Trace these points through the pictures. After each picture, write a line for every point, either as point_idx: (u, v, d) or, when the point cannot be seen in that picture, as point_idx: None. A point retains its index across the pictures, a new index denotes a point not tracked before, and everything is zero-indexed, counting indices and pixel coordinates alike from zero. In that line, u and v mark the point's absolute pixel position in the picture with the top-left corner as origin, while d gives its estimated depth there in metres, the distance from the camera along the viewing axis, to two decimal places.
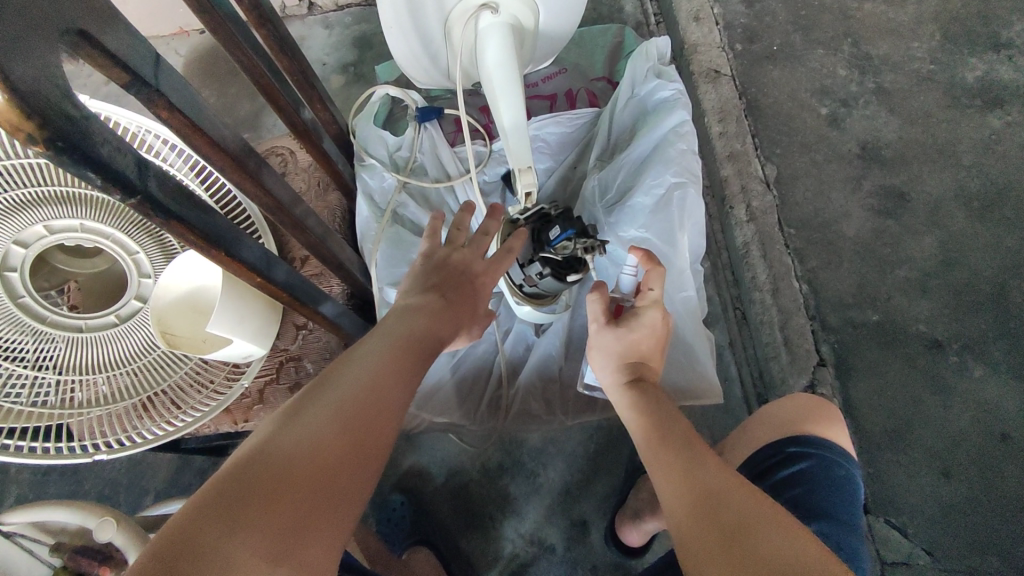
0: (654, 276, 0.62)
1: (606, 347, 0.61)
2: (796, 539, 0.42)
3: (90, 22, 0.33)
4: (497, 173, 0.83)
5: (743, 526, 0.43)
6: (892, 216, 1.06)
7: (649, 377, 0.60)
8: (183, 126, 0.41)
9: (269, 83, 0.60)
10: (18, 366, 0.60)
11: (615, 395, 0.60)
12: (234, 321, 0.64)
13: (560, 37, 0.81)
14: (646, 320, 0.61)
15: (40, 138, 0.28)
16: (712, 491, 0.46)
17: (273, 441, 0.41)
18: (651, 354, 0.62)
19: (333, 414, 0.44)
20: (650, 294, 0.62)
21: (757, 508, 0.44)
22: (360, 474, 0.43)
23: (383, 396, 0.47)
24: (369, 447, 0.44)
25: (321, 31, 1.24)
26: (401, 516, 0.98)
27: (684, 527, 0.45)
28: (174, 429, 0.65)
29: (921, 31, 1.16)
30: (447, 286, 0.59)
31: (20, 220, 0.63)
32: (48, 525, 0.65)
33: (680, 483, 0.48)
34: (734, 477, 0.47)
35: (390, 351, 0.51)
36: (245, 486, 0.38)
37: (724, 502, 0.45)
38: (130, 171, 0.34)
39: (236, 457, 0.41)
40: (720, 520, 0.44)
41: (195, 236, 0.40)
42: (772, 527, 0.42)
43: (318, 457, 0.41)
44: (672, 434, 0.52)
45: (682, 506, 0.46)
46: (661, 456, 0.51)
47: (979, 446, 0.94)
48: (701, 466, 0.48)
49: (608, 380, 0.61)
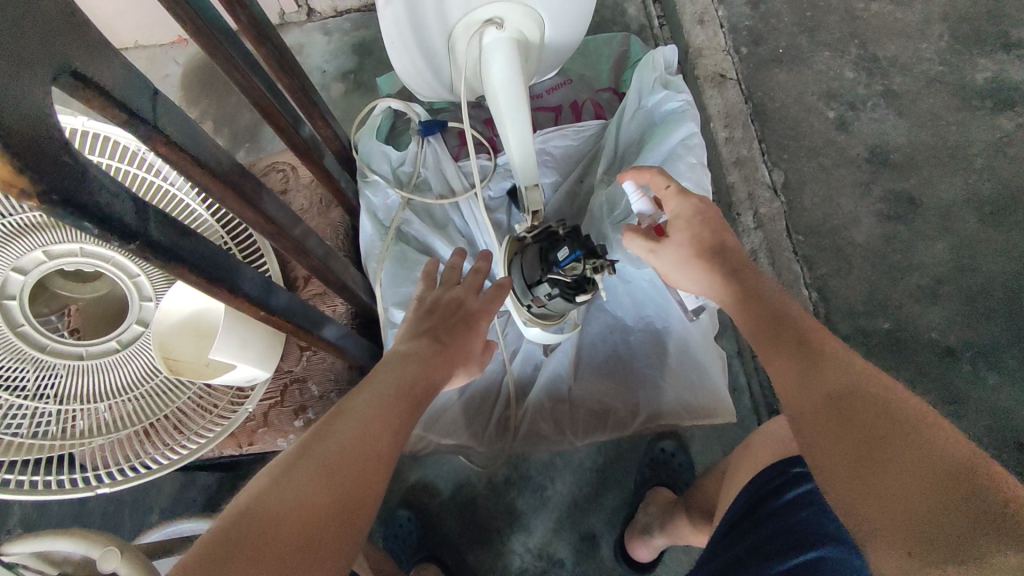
0: (657, 176, 0.63)
1: (674, 260, 0.61)
2: (939, 439, 0.38)
3: (83, 58, 0.32)
4: (502, 188, 0.81)
5: (875, 437, 0.39)
6: (902, 221, 1.04)
7: (742, 262, 0.57)
8: (181, 160, 0.39)
9: (269, 103, 0.59)
10: (17, 397, 0.59)
11: (714, 293, 0.57)
12: (237, 347, 0.63)
13: (565, 48, 0.78)
14: (682, 214, 0.60)
15: (34, 192, 0.27)
16: (836, 396, 0.42)
17: (259, 501, 0.40)
18: (723, 236, 0.59)
19: (318, 470, 0.43)
20: (669, 191, 0.62)
21: (893, 411, 0.40)
22: (343, 532, 0.41)
23: (369, 449, 0.46)
24: (352, 503, 0.43)
25: (321, 38, 1.23)
26: (407, 531, 0.97)
27: (810, 432, 0.43)
28: (176, 459, 0.64)
29: (929, 31, 1.14)
30: (438, 330, 0.60)
31: (21, 245, 0.62)
32: (52, 555, 0.64)
33: (800, 390, 0.45)
34: (875, 379, 0.43)
35: (380, 401, 0.50)
36: (227, 549, 0.37)
37: (854, 402, 0.41)
38: (128, 216, 0.33)
39: (230, 511, 0.40)
40: (847, 422, 0.41)
41: (196, 276, 0.39)
42: (914, 432, 0.38)
43: (305, 513, 0.40)
44: (784, 335, 0.49)
45: (804, 412, 0.44)
46: (777, 356, 0.48)
47: (996, 455, 0.92)
48: (822, 368, 0.45)
49: (700, 285, 0.59)
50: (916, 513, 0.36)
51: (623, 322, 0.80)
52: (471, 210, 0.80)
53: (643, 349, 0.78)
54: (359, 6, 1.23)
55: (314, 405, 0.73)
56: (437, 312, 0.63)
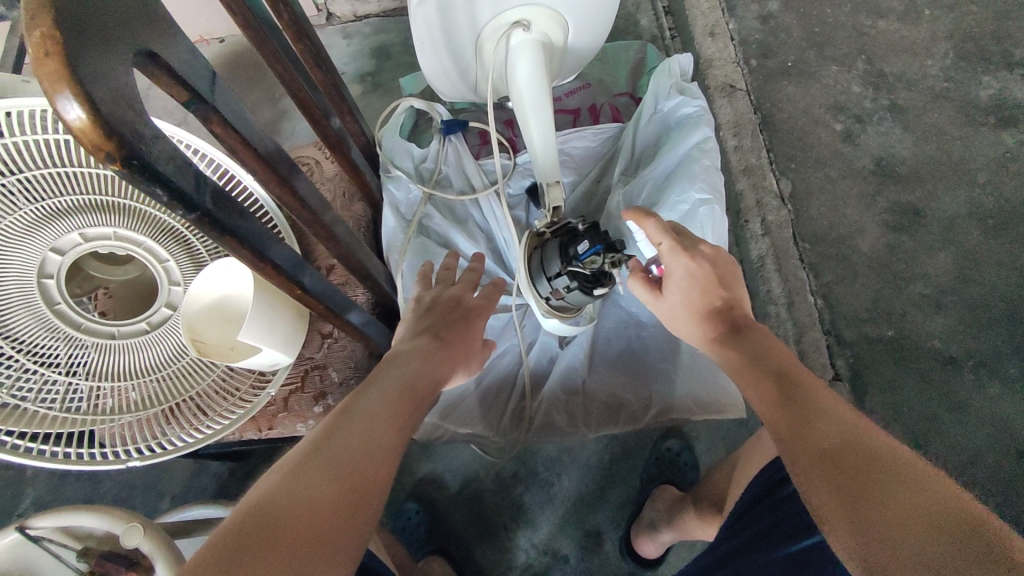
0: (653, 227, 0.61)
1: (670, 313, 0.63)
2: (938, 490, 0.38)
3: (156, 39, 0.34)
4: (521, 186, 0.83)
5: (871, 483, 0.39)
6: (907, 232, 1.06)
7: (740, 317, 0.59)
8: (235, 142, 0.42)
9: (306, 96, 0.61)
10: (52, 371, 0.61)
11: (708, 350, 0.59)
12: (264, 330, 0.65)
13: (588, 51, 0.81)
14: (677, 273, 0.60)
15: (119, 156, 0.29)
16: (829, 446, 0.42)
17: (271, 493, 0.42)
18: (727, 292, 0.60)
19: (328, 463, 0.45)
20: (662, 249, 0.60)
21: (891, 462, 0.40)
22: (356, 517, 0.43)
23: (376, 442, 0.48)
24: (363, 492, 0.45)
25: (341, 41, 1.26)
26: (416, 523, 0.98)
27: (805, 480, 0.42)
28: (202, 437, 0.66)
29: (935, 48, 1.17)
30: (439, 329, 0.63)
31: (56, 229, 0.63)
32: (76, 531, 0.66)
33: (784, 425, 0.46)
34: (870, 428, 0.43)
35: (385, 398, 0.53)
36: (246, 538, 0.39)
37: (844, 450, 0.41)
38: (192, 187, 0.35)
39: (247, 505, 0.42)
40: (843, 470, 0.40)
41: (244, 248, 0.41)
42: (910, 480, 0.39)
43: (318, 503, 0.42)
44: (754, 354, 0.53)
45: (795, 454, 0.43)
46: (745, 371, 0.53)
47: (996, 463, 0.94)
48: (811, 416, 0.45)
49: (697, 337, 0.60)
50: (913, 558, 0.35)
51: (637, 318, 0.82)
52: (491, 207, 0.83)
53: (656, 345, 0.80)
54: (377, 11, 1.26)
55: (333, 391, 0.75)
56: (437, 309, 0.66)
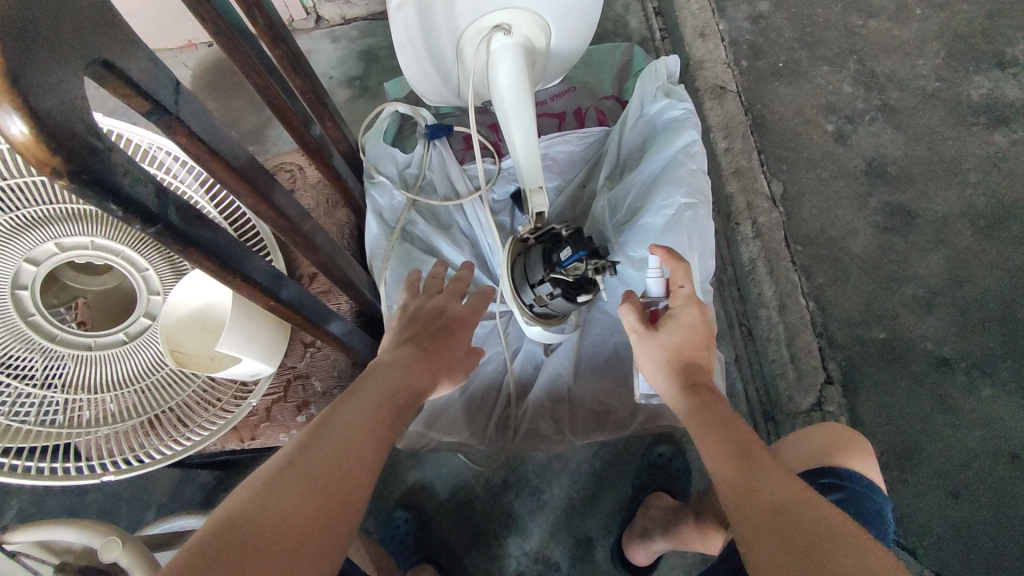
0: (681, 272, 0.59)
1: (652, 354, 0.60)
2: (878, 559, 0.38)
3: (112, 48, 0.33)
4: (506, 191, 0.83)
5: (816, 547, 0.40)
6: (898, 233, 1.06)
7: (704, 382, 0.58)
8: (201, 152, 0.41)
9: (283, 103, 0.60)
10: (26, 385, 0.60)
11: (672, 400, 0.58)
12: (243, 340, 0.64)
13: (572, 55, 0.80)
14: (684, 319, 0.59)
15: (66, 172, 0.28)
16: (777, 506, 0.43)
17: (242, 508, 0.41)
18: (698, 352, 0.59)
19: (303, 476, 0.44)
20: (682, 293, 0.59)
21: (836, 530, 0.41)
22: (329, 534, 0.42)
23: (353, 455, 0.47)
24: (338, 508, 0.44)
25: (328, 45, 1.25)
26: (405, 532, 0.97)
27: (751, 543, 0.43)
28: (182, 448, 0.64)
29: (926, 48, 1.17)
30: (421, 337, 0.63)
31: (31, 238, 0.63)
32: (53, 545, 0.65)
33: (735, 486, 0.46)
34: (814, 498, 0.44)
35: (364, 410, 0.52)
36: (214, 554, 0.38)
37: (790, 514, 0.42)
38: (151, 201, 0.34)
39: (218, 518, 0.41)
40: (789, 535, 0.41)
41: (211, 261, 0.40)
42: (853, 548, 0.39)
43: (290, 519, 0.41)
44: (711, 406, 0.54)
45: (744, 517, 0.44)
46: (698, 412, 0.54)
47: (989, 466, 0.93)
48: (762, 477, 0.46)
49: (662, 386, 0.60)
50: None
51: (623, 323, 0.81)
52: (475, 212, 0.82)
53: None
54: (365, 14, 1.26)
55: (316, 401, 0.74)
56: (417, 319, 0.65)
